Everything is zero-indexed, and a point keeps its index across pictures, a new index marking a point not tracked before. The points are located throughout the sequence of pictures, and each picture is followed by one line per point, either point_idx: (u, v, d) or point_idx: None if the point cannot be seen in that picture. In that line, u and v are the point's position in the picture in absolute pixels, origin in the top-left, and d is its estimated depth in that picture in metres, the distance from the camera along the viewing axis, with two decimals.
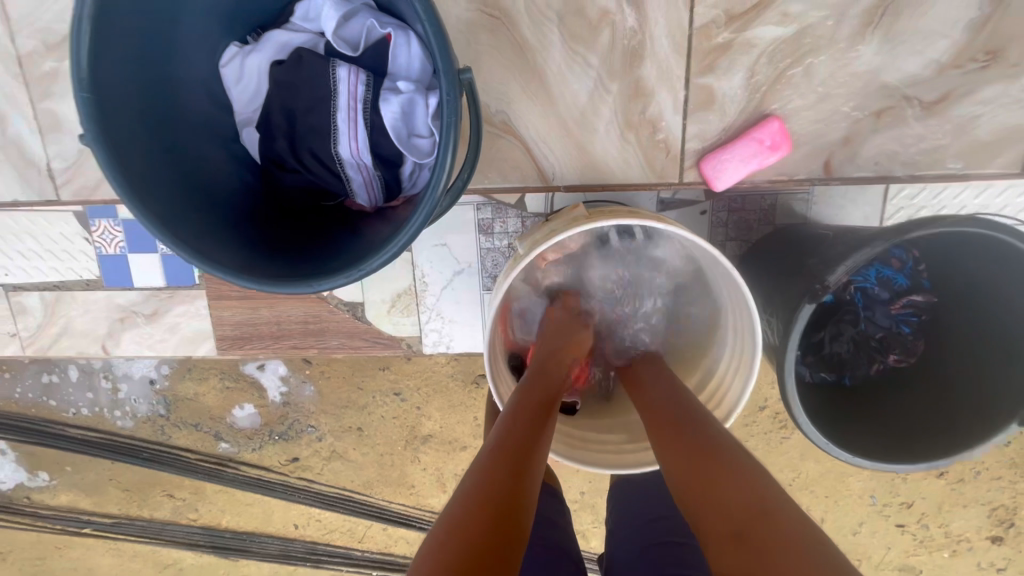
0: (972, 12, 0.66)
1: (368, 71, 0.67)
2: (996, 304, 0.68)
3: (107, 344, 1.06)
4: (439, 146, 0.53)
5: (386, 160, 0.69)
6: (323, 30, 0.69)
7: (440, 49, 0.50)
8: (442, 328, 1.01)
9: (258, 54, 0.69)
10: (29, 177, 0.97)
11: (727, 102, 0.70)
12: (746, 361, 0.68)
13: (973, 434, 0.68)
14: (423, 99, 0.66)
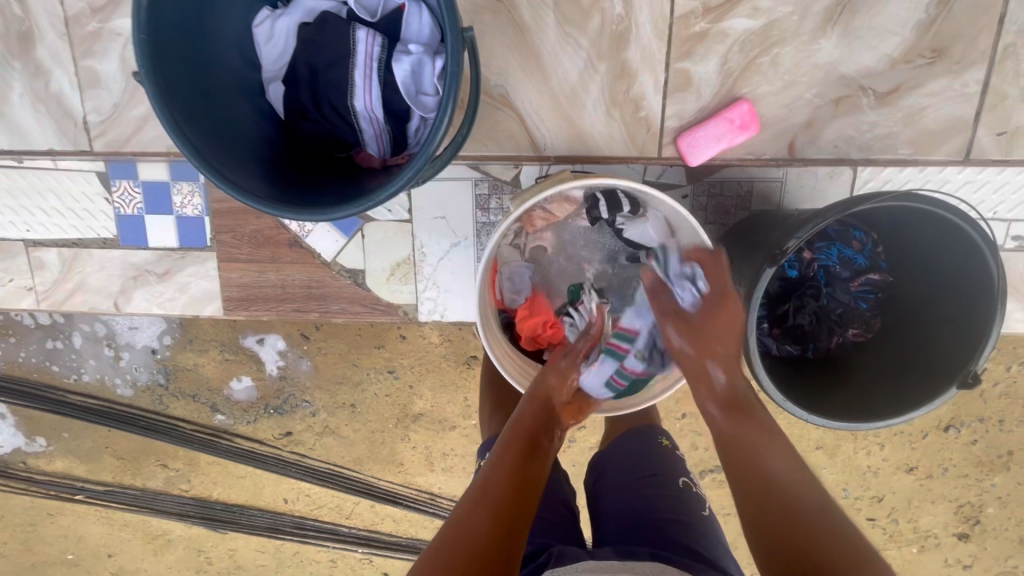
0: (920, 14, 0.74)
1: (384, 34, 0.72)
2: (946, 282, 0.75)
3: (118, 301, 1.12)
4: (442, 98, 0.57)
5: (397, 116, 0.73)
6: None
7: (447, 7, 0.55)
8: (437, 297, 1.08)
9: (288, 17, 0.73)
10: (64, 128, 1.03)
11: (703, 86, 0.78)
12: (708, 324, 0.71)
13: (918, 398, 0.75)
14: (431, 60, 0.71)
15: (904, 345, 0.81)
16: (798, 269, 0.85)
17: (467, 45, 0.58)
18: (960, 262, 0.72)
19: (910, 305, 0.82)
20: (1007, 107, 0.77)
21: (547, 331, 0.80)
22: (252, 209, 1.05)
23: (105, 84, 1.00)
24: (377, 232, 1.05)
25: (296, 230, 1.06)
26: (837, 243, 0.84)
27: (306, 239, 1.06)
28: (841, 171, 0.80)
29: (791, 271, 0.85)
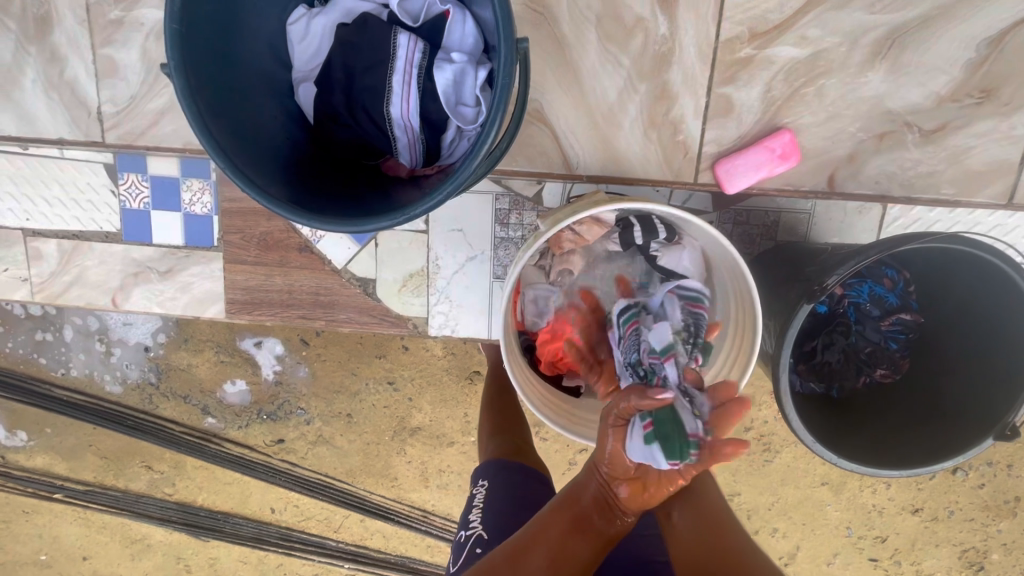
0: (972, 52, 0.72)
1: (426, 41, 0.69)
2: (982, 326, 0.73)
3: (116, 297, 1.08)
4: (491, 112, 0.54)
5: (432, 126, 0.70)
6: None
7: (503, 16, 0.52)
8: (449, 312, 1.04)
9: (325, 16, 0.70)
10: (78, 120, 0.99)
11: (744, 113, 0.75)
12: (742, 360, 0.68)
13: (952, 445, 0.72)
14: (476, 72, 0.67)
15: (935, 389, 0.78)
16: (828, 305, 0.82)
17: (522, 59, 0.56)
18: (1001, 308, 0.70)
19: (942, 348, 0.79)
20: None
21: (571, 356, 0.77)
22: (264, 210, 1.01)
23: (118, 77, 0.97)
24: (391, 241, 1.02)
25: (308, 234, 1.03)
26: (869, 280, 0.82)
27: (317, 244, 1.03)
28: (877, 207, 0.78)
29: (822, 307, 0.82)
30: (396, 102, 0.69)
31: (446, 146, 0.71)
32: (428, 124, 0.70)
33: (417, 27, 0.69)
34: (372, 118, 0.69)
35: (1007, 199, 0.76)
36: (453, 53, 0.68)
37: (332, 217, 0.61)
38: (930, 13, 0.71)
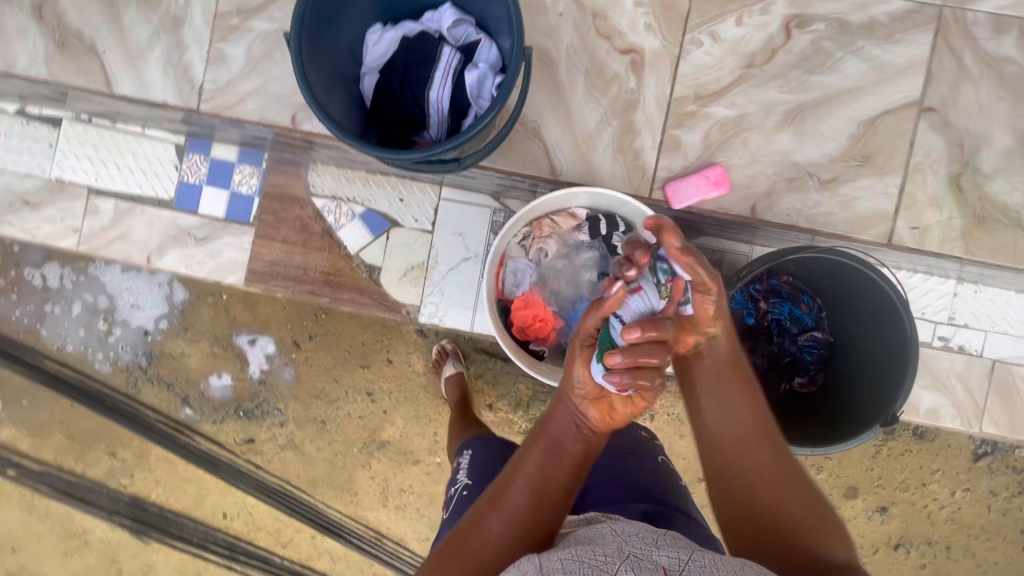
0: (865, 128, 0.92)
1: (462, 48, 0.80)
2: (875, 337, 0.90)
3: (151, 255, 1.24)
4: (502, 92, 0.71)
5: (460, 113, 0.80)
6: (439, 25, 0.81)
7: (518, 30, 0.69)
8: (439, 302, 1.20)
9: (395, 31, 0.81)
10: (186, 90, 1.18)
11: (688, 150, 0.93)
12: None
13: (852, 432, 0.87)
14: (494, 78, 0.79)
15: (844, 394, 0.93)
16: (754, 317, 1.00)
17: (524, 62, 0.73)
18: (886, 319, 0.87)
19: (848, 359, 0.95)
20: (918, 210, 0.92)
21: (536, 323, 0.92)
22: (298, 198, 1.21)
23: (225, 64, 1.18)
24: (401, 236, 1.20)
25: (331, 222, 1.21)
26: (789, 301, 0.99)
27: (337, 231, 1.21)
28: (806, 236, 0.94)
29: (749, 319, 1.00)
30: (434, 89, 0.79)
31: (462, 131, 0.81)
32: (455, 111, 0.80)
33: (461, 44, 0.80)
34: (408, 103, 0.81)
35: (886, 241, 0.93)
36: (483, 64, 0.79)
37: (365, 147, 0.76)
38: (831, 95, 0.92)
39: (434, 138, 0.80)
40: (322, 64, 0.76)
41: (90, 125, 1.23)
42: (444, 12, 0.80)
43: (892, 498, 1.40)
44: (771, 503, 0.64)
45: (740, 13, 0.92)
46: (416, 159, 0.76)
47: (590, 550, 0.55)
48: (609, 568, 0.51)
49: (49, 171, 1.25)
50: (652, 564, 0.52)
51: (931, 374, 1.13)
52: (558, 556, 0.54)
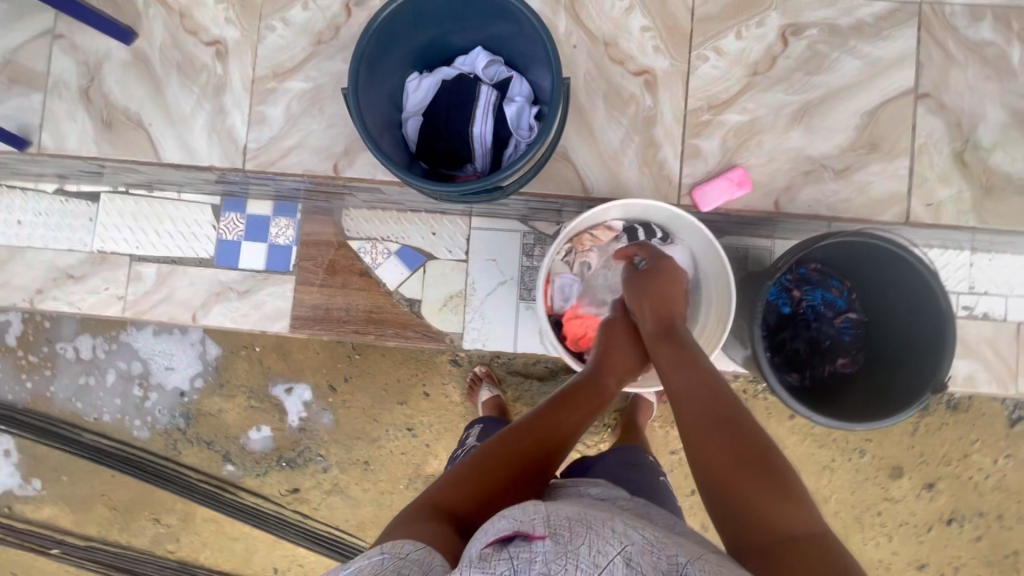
0: (868, 118, 0.99)
1: (497, 86, 0.87)
2: (910, 310, 0.94)
3: (197, 313, 1.27)
4: (547, 123, 0.77)
5: (501, 145, 0.86)
6: (473, 67, 0.87)
7: (557, 65, 0.76)
8: (481, 327, 1.24)
9: (433, 77, 0.87)
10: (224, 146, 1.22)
11: (708, 157, 1.00)
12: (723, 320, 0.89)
13: (903, 403, 0.89)
14: (530, 108, 0.85)
15: (887, 370, 0.97)
16: (790, 305, 1.05)
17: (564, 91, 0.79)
18: (917, 290, 0.91)
19: (886, 335, 0.99)
20: (929, 187, 0.99)
21: (589, 334, 0.96)
22: (335, 242, 1.26)
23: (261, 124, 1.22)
24: (437, 268, 1.25)
25: (369, 262, 1.25)
26: (820, 288, 1.04)
27: (375, 270, 1.25)
28: (830, 223, 0.99)
29: (785, 308, 1.05)
30: (476, 126, 0.85)
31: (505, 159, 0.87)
32: (497, 143, 0.86)
33: (495, 82, 0.86)
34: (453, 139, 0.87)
35: (904, 219, 0.99)
36: (518, 98, 0.86)
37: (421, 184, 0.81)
38: (834, 91, 0.99)
39: (480, 169, 0.86)
40: (373, 114, 0.82)
41: (128, 196, 1.29)
42: (477, 55, 0.87)
43: (938, 473, 1.42)
44: (749, 495, 0.60)
45: (739, 27, 1.00)
46: (469, 191, 0.81)
47: (599, 521, 0.54)
48: (615, 544, 0.50)
49: (91, 243, 1.29)
50: (656, 556, 0.50)
51: (959, 343, 1.18)
52: (570, 514, 0.53)
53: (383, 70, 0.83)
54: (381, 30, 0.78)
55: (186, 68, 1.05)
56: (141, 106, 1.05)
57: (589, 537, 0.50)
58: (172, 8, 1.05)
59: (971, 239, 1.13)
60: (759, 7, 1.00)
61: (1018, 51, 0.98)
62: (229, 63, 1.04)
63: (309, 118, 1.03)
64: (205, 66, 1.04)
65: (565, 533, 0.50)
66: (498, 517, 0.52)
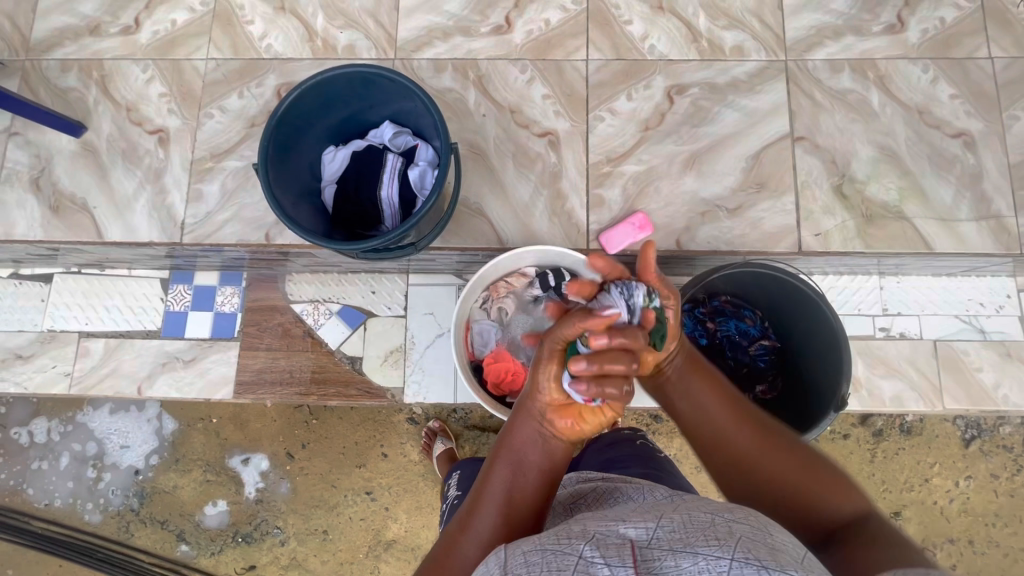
0: (752, 160, 1.09)
1: (405, 154, 0.96)
2: (811, 333, 0.99)
3: (142, 385, 1.30)
4: (440, 181, 0.85)
5: (409, 204, 0.94)
6: (381, 138, 0.97)
7: (444, 130, 0.84)
8: (421, 380, 1.27)
9: (345, 148, 0.96)
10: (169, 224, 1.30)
11: (612, 205, 1.08)
12: None
13: (815, 421, 0.93)
14: (433, 171, 0.94)
15: (802, 394, 1.00)
16: (707, 337, 1.09)
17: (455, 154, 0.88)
18: (812, 314, 0.96)
19: (796, 358, 1.03)
20: (817, 218, 1.07)
21: (509, 377, 0.99)
22: (279, 306, 1.30)
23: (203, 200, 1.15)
24: (377, 325, 1.29)
25: (311, 323, 1.30)
26: (734, 318, 1.10)
27: (317, 331, 1.30)
28: (729, 257, 1.06)
29: (702, 340, 1.09)
30: (384, 189, 0.93)
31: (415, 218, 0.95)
32: (405, 203, 0.94)
33: (401, 150, 0.95)
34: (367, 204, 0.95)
35: (798, 249, 1.06)
36: (422, 162, 0.94)
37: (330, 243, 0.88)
38: (718, 140, 1.09)
39: (389, 227, 0.93)
40: (286, 184, 0.90)
41: (79, 275, 1.34)
42: (384, 128, 0.96)
43: (902, 501, 1.35)
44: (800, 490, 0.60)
45: (629, 90, 1.12)
46: (377, 247, 0.88)
47: (555, 535, 0.49)
48: (575, 548, 0.46)
49: (41, 323, 1.33)
50: (615, 538, 0.47)
51: (882, 363, 1.22)
52: (520, 549, 0.48)
53: (296, 145, 0.92)
54: (288, 112, 0.87)
55: (130, 154, 1.14)
56: (86, 190, 1.13)
57: (544, 563, 0.45)
58: (119, 104, 1.16)
59: (874, 264, 1.20)
60: (644, 72, 1.12)
61: (877, 95, 1.10)
62: (170, 148, 1.13)
63: (243, 192, 1.12)
64: (148, 152, 1.14)
65: (519, 573, 0.45)
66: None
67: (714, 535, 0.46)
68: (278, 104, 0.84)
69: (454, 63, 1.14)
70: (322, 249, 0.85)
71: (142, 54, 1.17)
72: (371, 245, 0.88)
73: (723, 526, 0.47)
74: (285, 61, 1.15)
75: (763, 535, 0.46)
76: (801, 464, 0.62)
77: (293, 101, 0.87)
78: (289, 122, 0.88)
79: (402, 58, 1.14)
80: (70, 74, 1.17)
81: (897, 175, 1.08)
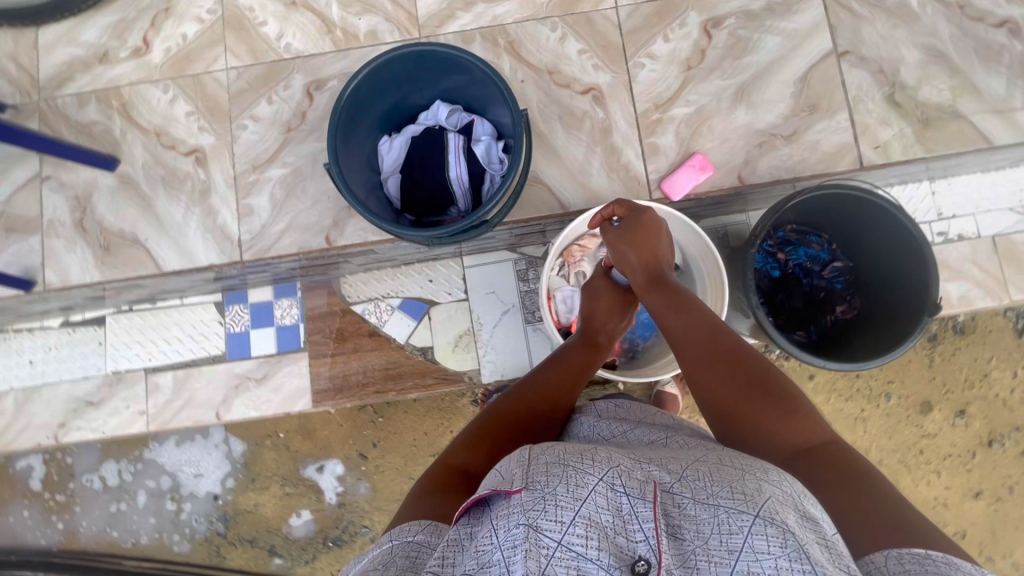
0: (800, 83, 1.07)
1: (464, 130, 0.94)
2: (888, 243, 0.98)
3: (220, 410, 1.29)
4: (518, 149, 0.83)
5: (478, 182, 0.93)
6: (436, 120, 0.95)
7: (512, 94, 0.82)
8: (496, 358, 1.27)
9: (400, 136, 0.94)
10: None
11: (667, 150, 1.07)
12: (717, 289, 0.95)
13: (910, 327, 0.93)
14: (497, 143, 0.93)
15: (883, 307, 1.01)
16: (779, 269, 1.10)
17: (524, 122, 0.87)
18: (888, 225, 0.96)
19: (872, 273, 1.04)
20: (873, 131, 1.06)
21: None
22: (340, 309, 1.30)
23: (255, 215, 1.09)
24: (441, 312, 1.29)
25: (375, 321, 1.30)
26: (801, 246, 1.10)
27: (383, 328, 1.30)
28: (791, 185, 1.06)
29: (775, 272, 1.10)
30: (450, 170, 0.91)
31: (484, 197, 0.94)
32: (474, 182, 0.92)
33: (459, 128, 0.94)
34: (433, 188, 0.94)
35: (859, 165, 1.06)
36: (484, 137, 0.93)
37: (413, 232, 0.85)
38: (763, 68, 1.07)
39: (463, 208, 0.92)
40: (352, 180, 0.87)
41: (133, 313, 1.33)
42: (436, 109, 0.94)
43: (966, 399, 1.38)
44: (756, 421, 0.64)
45: (664, 32, 1.09)
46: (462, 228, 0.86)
47: (578, 453, 0.55)
48: (595, 472, 0.51)
49: (105, 366, 1.32)
50: (640, 476, 0.52)
51: (945, 267, 1.23)
52: (548, 457, 0.54)
53: (353, 138, 0.90)
54: (346, 104, 0.85)
55: (170, 179, 1.11)
56: (134, 224, 1.11)
57: (567, 475, 0.50)
58: (147, 129, 1.12)
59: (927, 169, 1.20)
60: (677, 11, 1.09)
61: None
62: (211, 169, 1.11)
63: (293, 199, 1.09)
64: (187, 174, 1.11)
65: (542, 478, 0.50)
66: (501, 465, 0.55)
67: (741, 489, 0.50)
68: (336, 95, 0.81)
69: (482, 32, 1.10)
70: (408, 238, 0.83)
71: (158, 74, 1.13)
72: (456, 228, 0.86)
73: (753, 484, 0.51)
74: (308, 58, 1.12)
75: (791, 500, 0.49)
76: (759, 387, 0.66)
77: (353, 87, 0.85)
78: (346, 115, 0.86)
79: (428, 37, 1.11)
80: (89, 107, 1.13)
81: (946, 75, 1.07)
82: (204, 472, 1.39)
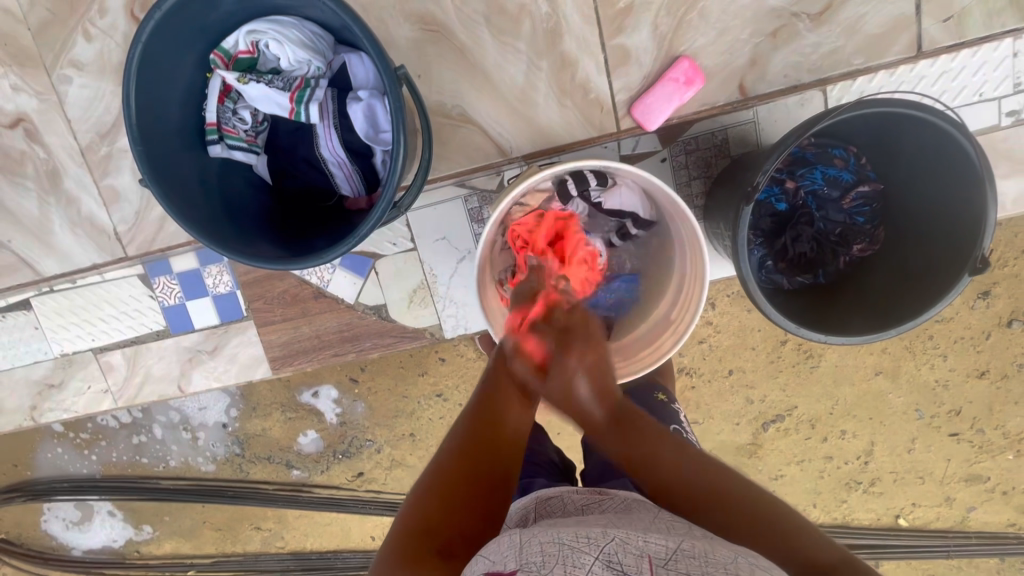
0: None
1: (327, 88, 0.86)
2: (939, 173, 0.75)
3: (182, 384, 1.24)
4: (393, 144, 0.71)
5: (358, 152, 0.88)
6: (258, 38, 0.83)
7: (379, 57, 0.68)
8: (457, 312, 1.13)
9: (226, 75, 0.84)
10: (125, 210, 1.13)
11: (640, 55, 0.94)
12: (695, 245, 0.78)
13: (944, 283, 0.73)
14: (379, 101, 0.85)
15: (914, 250, 0.80)
16: (787, 201, 0.88)
17: (402, 82, 0.73)
18: (941, 149, 0.72)
19: (906, 207, 0.82)
20: (870, 7, 0.90)
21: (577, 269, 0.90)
22: (276, 273, 1.14)
23: (122, 199, 1.12)
24: (388, 266, 1.12)
25: (317, 282, 1.15)
26: (819, 166, 0.86)
27: (328, 288, 1.15)
28: (816, 91, 0.93)
29: (781, 205, 0.89)
30: (326, 144, 0.88)
31: (378, 170, 0.89)
32: (354, 153, 0.88)
33: (323, 72, 0.86)
34: (314, 178, 0.91)
35: (857, 47, 0.91)
36: (361, 91, 0.86)
37: (289, 248, 0.83)
38: None
39: (350, 191, 0.89)
40: (215, 193, 0.85)
41: (56, 293, 1.19)
42: (260, 28, 0.82)
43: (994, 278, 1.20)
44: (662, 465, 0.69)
45: None
46: (331, 250, 0.77)
47: (576, 534, 0.54)
48: (593, 548, 0.50)
49: (51, 350, 1.24)
50: (635, 550, 0.50)
51: (1008, 159, 0.94)
52: (542, 539, 0.53)
53: (187, 142, 0.85)
54: (151, 112, 0.79)
55: (36, 177, 1.12)
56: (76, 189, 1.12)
57: (562, 555, 0.50)
58: (4, 127, 1.10)
59: (997, 26, 0.89)
60: None
61: None
62: (56, 150, 1.10)
63: None
64: (68, 143, 1.10)
65: (536, 558, 0.50)
66: (477, 561, 0.54)
67: (724, 567, 0.47)
68: (126, 117, 0.74)
69: None
70: (270, 267, 0.77)
71: (41, 37, 1.05)
72: (331, 249, 0.77)
73: (737, 560, 0.48)
74: None
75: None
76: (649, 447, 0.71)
77: (139, 71, 0.76)
78: (163, 124, 0.81)
79: None
80: None
81: None
82: (203, 402, 1.43)
